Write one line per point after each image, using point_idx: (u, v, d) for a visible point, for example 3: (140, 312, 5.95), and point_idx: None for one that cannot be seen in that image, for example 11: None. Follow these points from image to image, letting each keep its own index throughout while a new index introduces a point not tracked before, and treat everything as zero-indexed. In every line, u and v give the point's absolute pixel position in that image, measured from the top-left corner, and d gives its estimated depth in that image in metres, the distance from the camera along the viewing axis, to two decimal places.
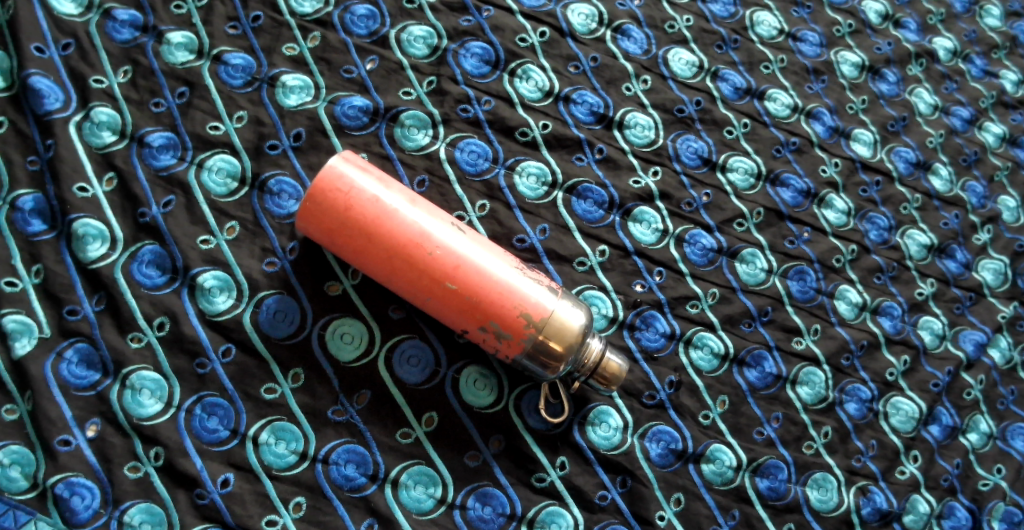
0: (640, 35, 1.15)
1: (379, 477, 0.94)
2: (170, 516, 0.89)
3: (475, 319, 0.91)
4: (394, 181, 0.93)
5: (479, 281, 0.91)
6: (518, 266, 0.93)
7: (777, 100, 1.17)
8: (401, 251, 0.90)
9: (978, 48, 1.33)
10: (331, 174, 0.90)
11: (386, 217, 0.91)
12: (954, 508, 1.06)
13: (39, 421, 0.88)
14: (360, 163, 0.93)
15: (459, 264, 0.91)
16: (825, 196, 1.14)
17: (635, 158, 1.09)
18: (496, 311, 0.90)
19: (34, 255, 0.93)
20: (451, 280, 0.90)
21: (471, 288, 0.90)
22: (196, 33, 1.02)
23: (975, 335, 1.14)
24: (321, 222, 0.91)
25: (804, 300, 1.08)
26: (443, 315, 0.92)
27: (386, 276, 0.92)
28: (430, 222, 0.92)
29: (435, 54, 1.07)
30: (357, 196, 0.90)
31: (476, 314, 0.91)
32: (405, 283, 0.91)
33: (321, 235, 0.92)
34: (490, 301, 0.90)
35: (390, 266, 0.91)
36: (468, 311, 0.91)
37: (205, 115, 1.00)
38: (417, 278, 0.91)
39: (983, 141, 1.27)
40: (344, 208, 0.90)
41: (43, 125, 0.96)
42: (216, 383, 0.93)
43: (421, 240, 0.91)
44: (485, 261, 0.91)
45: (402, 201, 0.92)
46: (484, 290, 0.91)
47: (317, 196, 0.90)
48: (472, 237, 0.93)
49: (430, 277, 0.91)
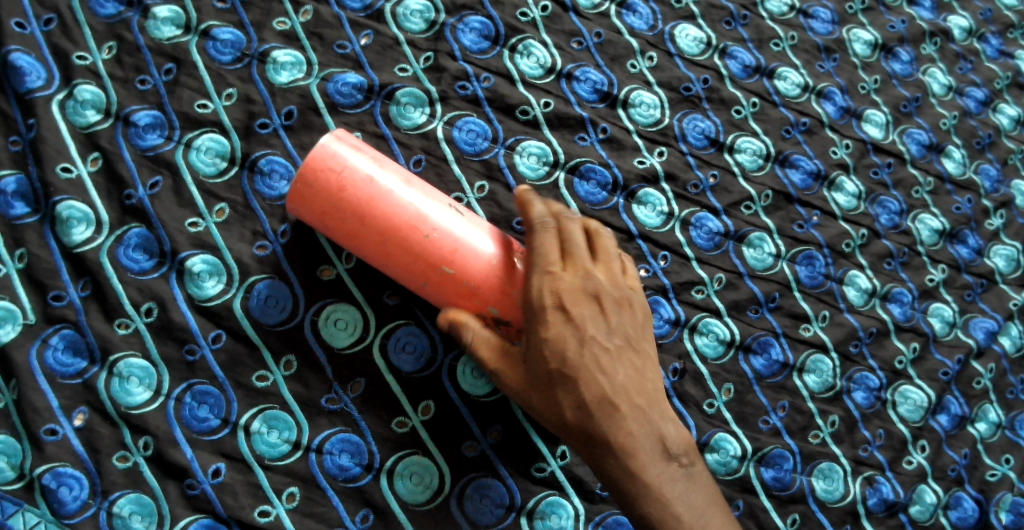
0: (645, 10, 1.11)
1: (374, 467, 0.91)
2: (160, 507, 0.86)
3: (474, 305, 0.88)
4: (388, 160, 0.90)
5: (479, 265, 0.88)
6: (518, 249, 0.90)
7: (787, 79, 1.14)
8: (395, 233, 0.87)
9: (994, 27, 1.31)
10: (322, 152, 0.87)
11: (380, 199, 0.87)
12: (961, 499, 1.04)
13: (24, 411, 0.86)
14: (354, 141, 0.89)
15: (457, 247, 0.87)
16: (835, 179, 1.11)
17: (639, 138, 1.05)
18: (495, 297, 0.88)
19: (17, 239, 0.89)
20: (448, 264, 0.87)
21: (469, 274, 0.87)
22: (184, 8, 0.98)
23: (985, 323, 1.12)
24: (312, 203, 0.87)
25: (813, 286, 1.05)
26: (440, 300, 0.89)
27: (381, 260, 0.89)
28: (426, 203, 0.88)
29: (432, 29, 1.03)
30: (350, 176, 0.87)
31: (475, 300, 0.88)
32: (401, 267, 0.88)
33: (313, 218, 0.88)
34: (489, 287, 0.87)
35: (384, 249, 0.88)
36: (466, 296, 0.88)
37: (193, 93, 0.96)
38: (412, 262, 0.88)
39: (996, 123, 1.24)
40: (336, 188, 0.87)
41: (25, 104, 0.92)
42: (206, 371, 0.90)
43: (418, 222, 0.87)
44: (484, 243, 0.88)
45: (397, 181, 0.88)
46: (483, 274, 0.87)
47: (308, 176, 0.87)
48: (469, 220, 0.90)
49: (426, 261, 0.87)
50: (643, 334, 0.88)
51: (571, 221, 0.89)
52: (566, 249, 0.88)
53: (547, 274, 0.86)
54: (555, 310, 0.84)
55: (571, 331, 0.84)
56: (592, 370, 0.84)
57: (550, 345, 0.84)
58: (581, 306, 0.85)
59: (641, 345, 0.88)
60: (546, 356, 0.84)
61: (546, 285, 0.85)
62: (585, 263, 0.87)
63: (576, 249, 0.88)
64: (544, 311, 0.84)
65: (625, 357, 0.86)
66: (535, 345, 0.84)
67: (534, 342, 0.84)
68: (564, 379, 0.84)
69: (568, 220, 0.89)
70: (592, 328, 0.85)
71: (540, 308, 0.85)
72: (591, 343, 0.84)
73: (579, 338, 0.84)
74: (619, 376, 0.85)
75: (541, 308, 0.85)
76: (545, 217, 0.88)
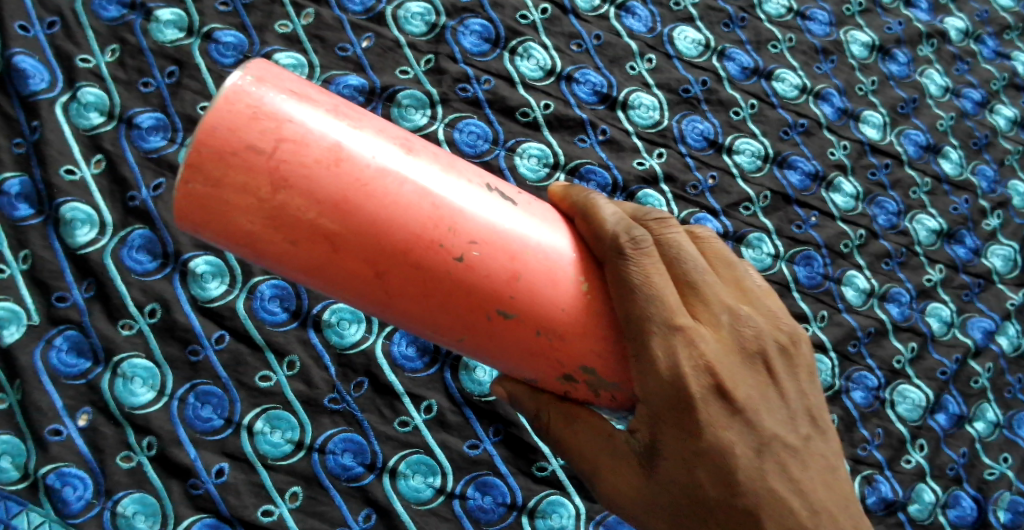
0: (644, 12, 1.13)
1: (377, 467, 0.91)
2: (164, 507, 0.86)
3: (548, 354, 0.67)
4: (355, 112, 0.64)
5: (542, 284, 0.66)
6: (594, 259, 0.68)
7: (785, 81, 1.15)
8: (395, 240, 0.62)
9: (991, 29, 1.33)
10: (241, 111, 0.60)
11: (365, 192, 0.62)
12: (959, 498, 1.04)
13: (27, 410, 0.86)
14: (296, 85, 0.63)
15: (508, 258, 0.65)
16: (833, 179, 1.12)
17: (639, 139, 1.06)
18: (573, 340, 0.67)
19: (22, 241, 0.90)
20: (492, 286, 0.65)
21: (527, 300, 0.65)
22: (186, 11, 1.00)
23: (983, 322, 1.13)
24: (233, 202, 0.60)
25: (811, 286, 1.05)
26: (492, 348, 0.67)
27: (388, 293, 0.64)
28: (436, 181, 0.64)
29: (433, 31, 1.04)
30: (297, 149, 0.60)
31: (546, 346, 0.67)
32: (433, 308, 0.65)
33: (235, 225, 0.60)
34: (555, 316, 0.66)
35: (372, 268, 0.63)
36: (533, 343, 0.66)
37: (196, 95, 0.97)
38: (433, 286, 0.64)
39: (994, 124, 1.26)
40: (271, 173, 0.60)
41: (28, 106, 0.93)
42: (210, 371, 0.90)
43: (432, 218, 0.63)
44: (544, 244, 0.67)
45: (382, 147, 0.63)
46: (549, 297, 0.66)
47: (220, 155, 0.59)
48: (521, 207, 0.68)
49: (462, 290, 0.64)
50: (817, 396, 0.72)
51: (670, 230, 0.70)
52: (689, 282, 0.69)
53: (681, 334, 0.66)
54: (709, 396, 0.67)
55: (743, 430, 0.67)
56: (781, 480, 0.67)
57: (709, 453, 0.67)
58: (737, 380, 0.68)
59: (820, 415, 0.72)
60: (699, 466, 0.67)
61: (686, 354, 0.66)
62: (722, 309, 0.69)
63: (708, 289, 0.69)
64: (694, 402, 0.66)
65: (814, 443, 0.70)
66: (674, 448, 0.67)
67: (665, 435, 0.67)
68: (734, 501, 0.67)
69: (665, 228, 0.70)
70: (761, 412, 0.68)
71: (686, 395, 0.66)
72: (769, 441, 0.68)
73: (754, 439, 0.68)
74: (812, 472, 0.69)
75: (689, 395, 0.66)
76: (634, 236, 0.67)
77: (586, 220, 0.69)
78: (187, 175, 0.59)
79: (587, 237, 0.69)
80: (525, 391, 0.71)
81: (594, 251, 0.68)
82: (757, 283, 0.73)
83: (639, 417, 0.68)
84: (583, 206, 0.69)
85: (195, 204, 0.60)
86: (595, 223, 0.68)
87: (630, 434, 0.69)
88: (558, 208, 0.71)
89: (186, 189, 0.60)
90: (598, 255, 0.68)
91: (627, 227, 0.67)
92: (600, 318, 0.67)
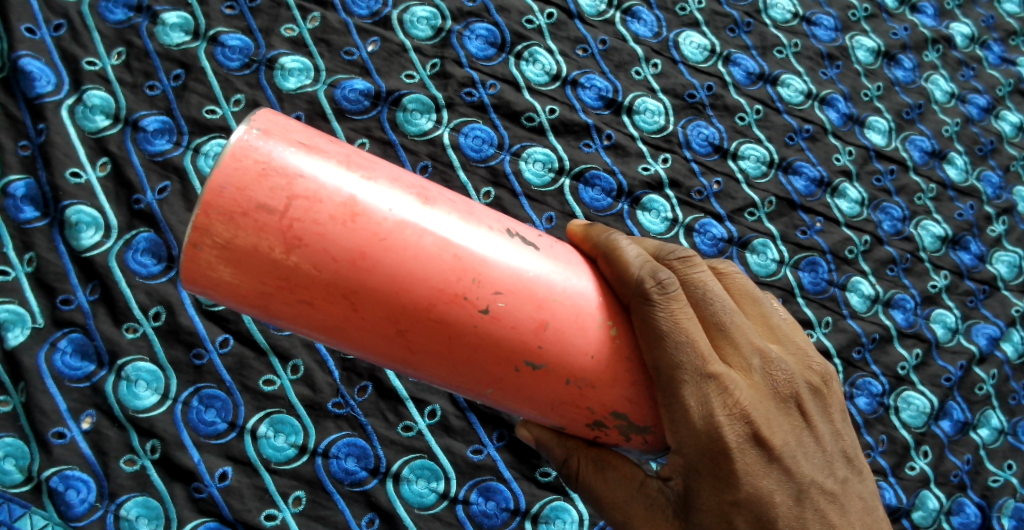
0: (649, 17, 1.13)
1: (381, 472, 0.91)
2: (167, 511, 0.86)
3: (577, 403, 0.67)
4: (367, 161, 0.63)
5: (570, 331, 0.65)
6: (620, 302, 0.68)
7: (791, 86, 1.15)
8: (416, 295, 0.62)
9: (996, 35, 1.33)
10: (248, 167, 0.59)
11: (384, 246, 0.61)
12: (963, 505, 1.04)
13: (31, 413, 0.86)
14: (303, 136, 0.62)
15: (534, 307, 0.64)
16: (838, 185, 1.11)
17: (644, 144, 1.06)
18: (601, 389, 0.66)
19: (27, 243, 0.90)
20: (519, 337, 0.64)
21: (554, 350, 0.65)
22: (192, 14, 1.00)
23: (988, 328, 1.13)
24: (243, 264, 0.59)
25: (816, 292, 1.05)
26: (519, 401, 0.67)
27: (413, 349, 0.63)
28: (455, 230, 0.63)
29: (438, 36, 1.04)
30: (310, 206, 0.59)
31: (575, 397, 0.66)
32: (462, 361, 0.64)
33: (247, 287, 0.60)
34: (582, 364, 0.65)
35: (394, 323, 0.62)
36: (563, 395, 0.66)
37: (201, 98, 0.97)
38: (458, 339, 0.63)
39: (999, 130, 1.26)
40: (284, 232, 0.59)
41: (34, 109, 0.93)
42: (213, 374, 0.90)
43: (453, 270, 0.62)
44: (569, 288, 0.66)
45: (397, 197, 0.62)
46: (577, 345, 0.65)
47: (228, 215, 0.58)
48: (542, 251, 0.67)
49: (488, 343, 0.64)
50: (852, 436, 0.72)
51: (695, 270, 0.69)
52: (720, 327, 0.68)
53: (715, 382, 0.66)
54: (748, 445, 0.66)
55: (781, 478, 0.68)
56: (819, 526, 0.68)
57: (747, 502, 0.67)
58: (774, 426, 0.68)
59: (856, 455, 0.72)
60: (738, 516, 0.67)
61: (722, 404, 0.66)
62: (754, 353, 0.68)
63: (738, 332, 0.68)
64: (731, 453, 0.66)
65: (851, 485, 0.71)
66: (711, 500, 0.67)
67: (701, 487, 0.67)
68: None
69: (690, 269, 0.69)
70: (798, 458, 0.68)
71: (723, 446, 0.66)
72: (807, 487, 0.68)
73: (792, 487, 0.68)
74: (852, 516, 0.70)
75: (726, 445, 0.66)
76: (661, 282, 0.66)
77: (609, 263, 0.68)
78: (195, 239, 0.58)
79: (612, 280, 0.68)
80: (553, 438, 0.71)
81: (619, 294, 0.68)
82: (781, 317, 0.73)
83: (672, 465, 0.68)
84: (605, 247, 0.68)
85: (202, 269, 0.59)
86: (618, 266, 0.67)
87: (663, 482, 0.69)
88: (579, 250, 0.70)
89: (194, 253, 0.59)
90: (624, 299, 0.67)
91: (653, 270, 0.66)
92: (628, 365, 0.66)
